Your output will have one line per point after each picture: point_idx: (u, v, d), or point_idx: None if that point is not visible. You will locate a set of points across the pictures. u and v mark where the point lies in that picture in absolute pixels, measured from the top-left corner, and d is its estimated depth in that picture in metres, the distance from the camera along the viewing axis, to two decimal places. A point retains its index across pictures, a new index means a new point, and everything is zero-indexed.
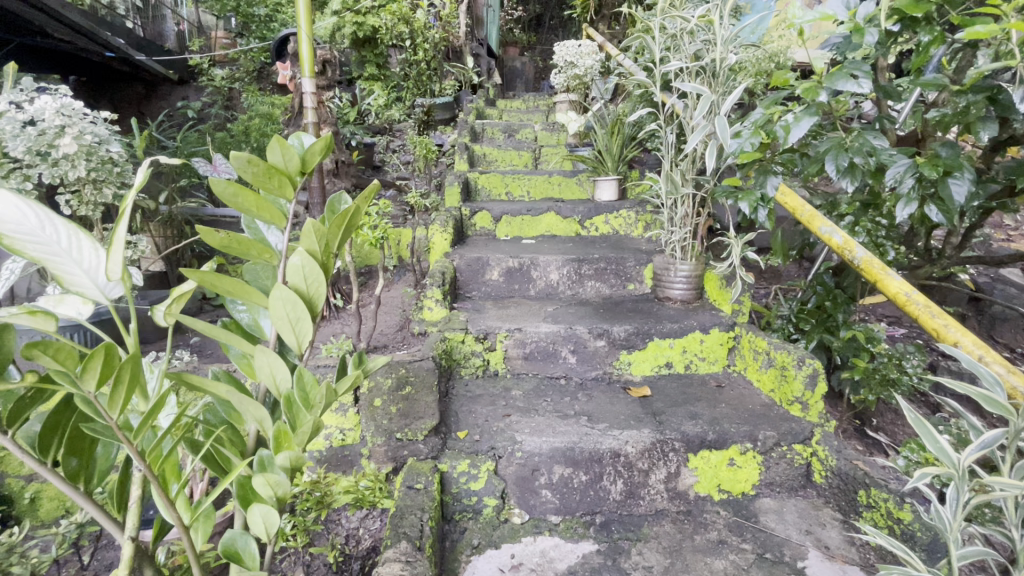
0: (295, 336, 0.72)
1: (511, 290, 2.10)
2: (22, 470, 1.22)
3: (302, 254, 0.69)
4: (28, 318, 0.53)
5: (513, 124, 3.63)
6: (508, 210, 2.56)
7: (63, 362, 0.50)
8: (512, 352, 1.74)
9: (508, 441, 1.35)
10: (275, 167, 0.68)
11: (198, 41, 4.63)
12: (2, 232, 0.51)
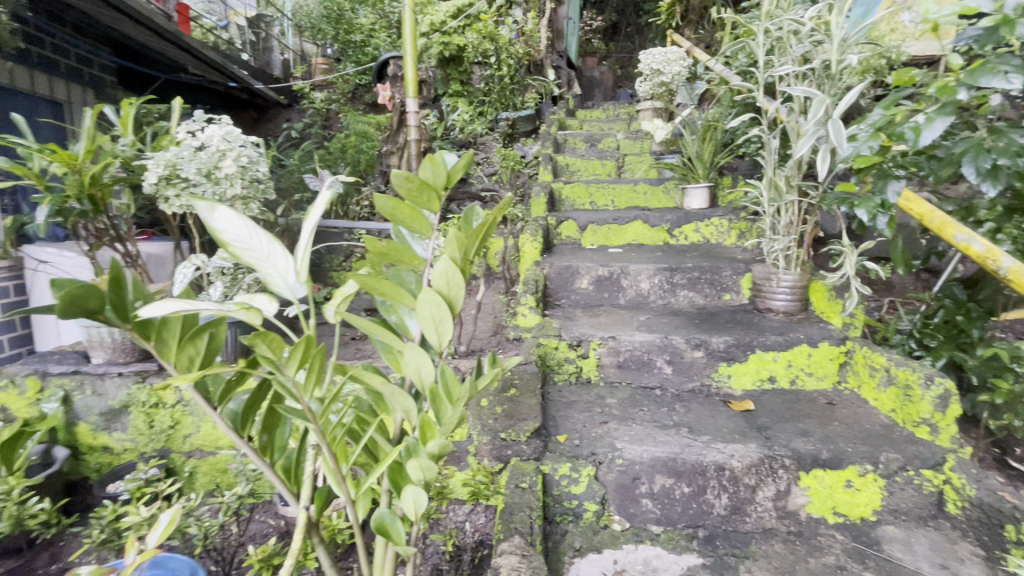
0: (438, 335, 0.79)
1: (601, 298, 2.10)
2: (183, 447, 1.42)
3: (447, 261, 0.76)
4: (241, 312, 0.64)
5: (596, 133, 3.62)
6: (595, 219, 2.56)
7: (274, 351, 0.60)
8: (605, 360, 1.74)
9: (608, 448, 1.36)
10: (426, 182, 0.75)
11: (300, 68, 5.04)
12: (225, 241, 0.64)
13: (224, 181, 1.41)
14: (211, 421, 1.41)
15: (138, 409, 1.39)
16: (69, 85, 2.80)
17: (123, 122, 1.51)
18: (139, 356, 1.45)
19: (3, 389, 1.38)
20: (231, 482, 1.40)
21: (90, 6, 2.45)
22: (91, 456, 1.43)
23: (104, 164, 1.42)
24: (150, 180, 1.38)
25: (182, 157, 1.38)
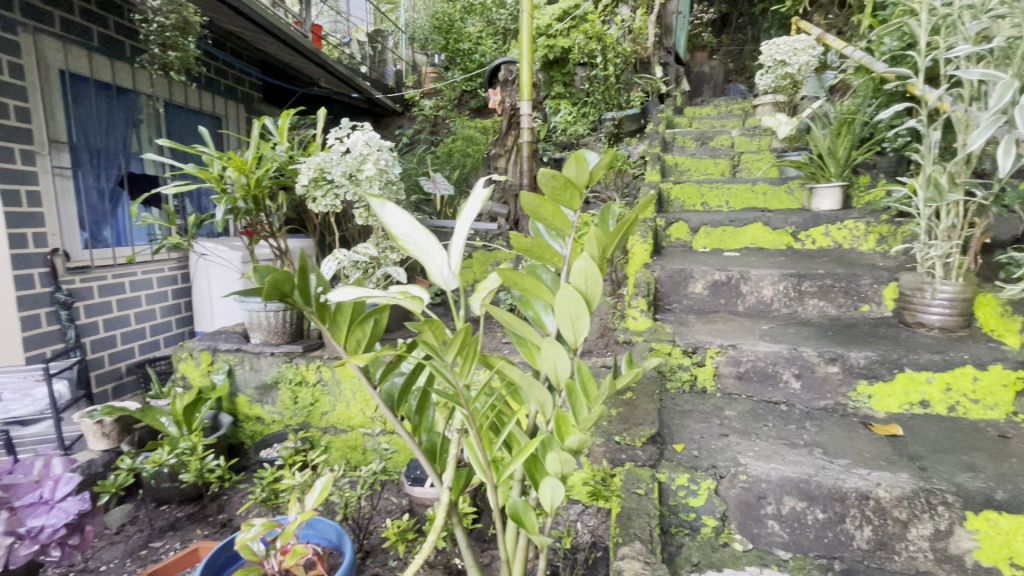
0: (573, 333, 0.79)
1: (717, 305, 1.99)
2: (321, 424, 1.58)
3: (587, 258, 0.76)
4: (404, 300, 0.69)
5: (708, 131, 3.43)
6: (708, 220, 2.43)
7: (436, 338, 0.66)
8: (723, 370, 1.64)
9: (731, 462, 1.29)
10: (570, 180, 0.76)
11: (412, 77, 5.34)
12: (396, 236, 0.71)
13: (364, 182, 1.54)
14: (345, 401, 1.55)
15: (285, 386, 1.57)
16: (226, 103, 3.24)
17: (280, 131, 1.70)
18: (288, 338, 1.62)
19: (184, 361, 1.62)
20: (364, 460, 1.55)
21: (247, 31, 2.79)
22: (247, 424, 1.63)
23: (267, 168, 1.61)
24: (302, 182, 1.54)
25: (329, 161, 1.54)
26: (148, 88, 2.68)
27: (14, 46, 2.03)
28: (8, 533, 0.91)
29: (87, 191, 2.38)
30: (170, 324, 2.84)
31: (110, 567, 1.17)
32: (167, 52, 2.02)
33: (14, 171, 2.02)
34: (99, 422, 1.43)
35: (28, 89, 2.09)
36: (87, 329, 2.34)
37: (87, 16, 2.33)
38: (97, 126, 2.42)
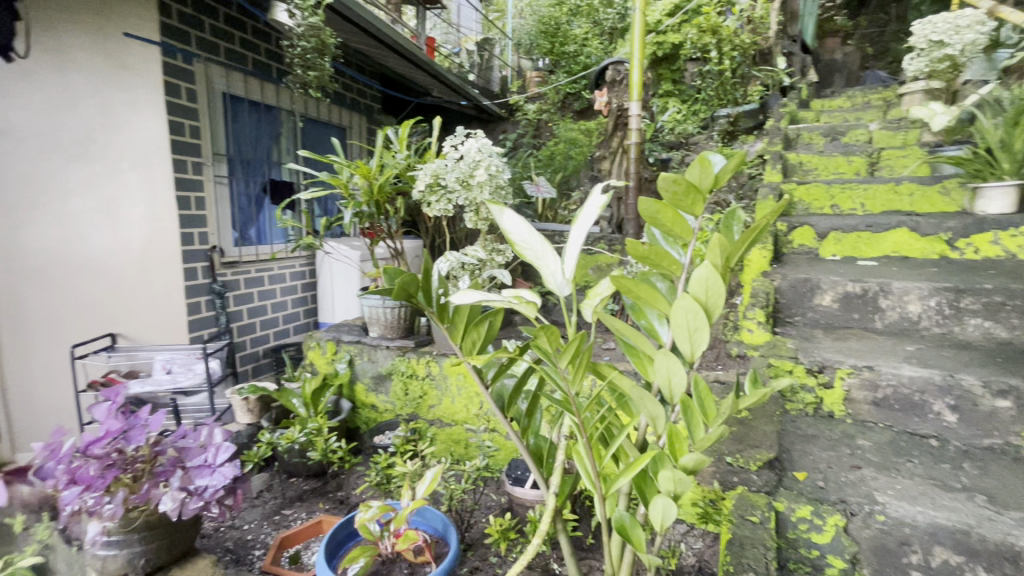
0: (690, 345, 0.75)
1: (849, 320, 1.79)
2: (428, 416, 1.67)
3: (708, 266, 0.71)
4: (519, 304, 0.71)
5: (840, 125, 3.08)
6: (840, 225, 2.18)
7: (550, 344, 0.66)
8: (856, 395, 1.46)
9: (865, 499, 1.15)
10: (692, 184, 0.72)
11: (517, 83, 5.42)
12: (513, 242, 0.73)
13: (476, 188, 1.60)
14: (450, 396, 1.62)
15: (398, 377, 1.68)
16: (351, 115, 3.55)
17: (400, 140, 1.82)
18: (401, 334, 1.73)
19: (313, 349, 1.80)
20: (467, 455, 1.60)
21: (371, 49, 3.03)
22: (363, 411, 1.77)
23: (388, 175, 1.74)
24: (418, 188, 1.63)
25: (444, 168, 1.62)
26: (288, 104, 3.02)
27: (190, 74, 2.40)
28: (181, 488, 1.05)
29: (239, 197, 2.74)
30: (298, 314, 3.17)
31: (250, 526, 1.33)
32: (307, 72, 2.26)
33: (186, 180, 2.40)
34: (245, 399, 1.64)
35: (199, 110, 2.45)
36: (234, 316, 2.70)
37: (244, 45, 2.69)
38: (248, 139, 2.78)
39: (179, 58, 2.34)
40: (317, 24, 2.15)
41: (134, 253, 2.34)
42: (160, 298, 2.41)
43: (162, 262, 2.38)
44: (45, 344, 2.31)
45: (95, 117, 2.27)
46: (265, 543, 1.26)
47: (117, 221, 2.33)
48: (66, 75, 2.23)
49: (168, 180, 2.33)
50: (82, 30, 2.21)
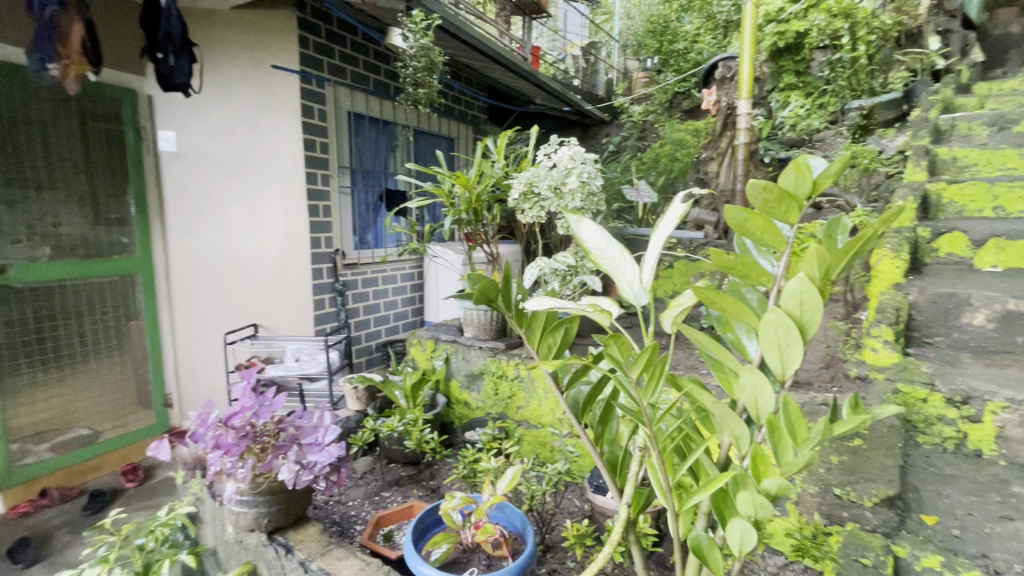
0: (781, 363, 0.70)
1: (1009, 344, 1.51)
2: (516, 416, 1.72)
3: (803, 279, 0.66)
4: (594, 312, 0.72)
5: (1012, 110, 2.58)
6: (1002, 231, 1.85)
7: (622, 353, 0.66)
8: (1012, 433, 1.24)
9: (1016, 557, 1.01)
10: (786, 191, 0.68)
11: (622, 85, 5.30)
12: (589, 251, 0.75)
13: (568, 195, 1.62)
14: (538, 399, 1.65)
15: (489, 377, 1.75)
16: (458, 126, 3.75)
17: (499, 150, 1.89)
18: (494, 335, 1.81)
19: (414, 345, 1.94)
20: (551, 458, 1.62)
21: (478, 62, 3.18)
22: (457, 406, 1.86)
23: (486, 184, 1.82)
24: (513, 196, 1.69)
25: (538, 176, 1.66)
26: (403, 119, 3.28)
27: (322, 96, 2.72)
28: (296, 461, 1.10)
29: (359, 205, 3.03)
30: (407, 312, 3.42)
31: (354, 503, 1.45)
32: (418, 89, 2.44)
33: (317, 190, 2.72)
34: (355, 387, 1.81)
35: (328, 128, 2.76)
36: (352, 312, 3.00)
37: (367, 67, 2.98)
38: (368, 152, 3.07)
39: (313, 83, 2.66)
40: (427, 45, 2.31)
41: (273, 255, 2.73)
42: (291, 295, 2.75)
43: (295, 263, 2.72)
44: (205, 328, 2.90)
45: (248, 139, 2.68)
46: (365, 520, 1.37)
47: (265, 227, 2.73)
48: (226, 105, 2.67)
49: (303, 191, 2.66)
50: (239, 63, 2.61)
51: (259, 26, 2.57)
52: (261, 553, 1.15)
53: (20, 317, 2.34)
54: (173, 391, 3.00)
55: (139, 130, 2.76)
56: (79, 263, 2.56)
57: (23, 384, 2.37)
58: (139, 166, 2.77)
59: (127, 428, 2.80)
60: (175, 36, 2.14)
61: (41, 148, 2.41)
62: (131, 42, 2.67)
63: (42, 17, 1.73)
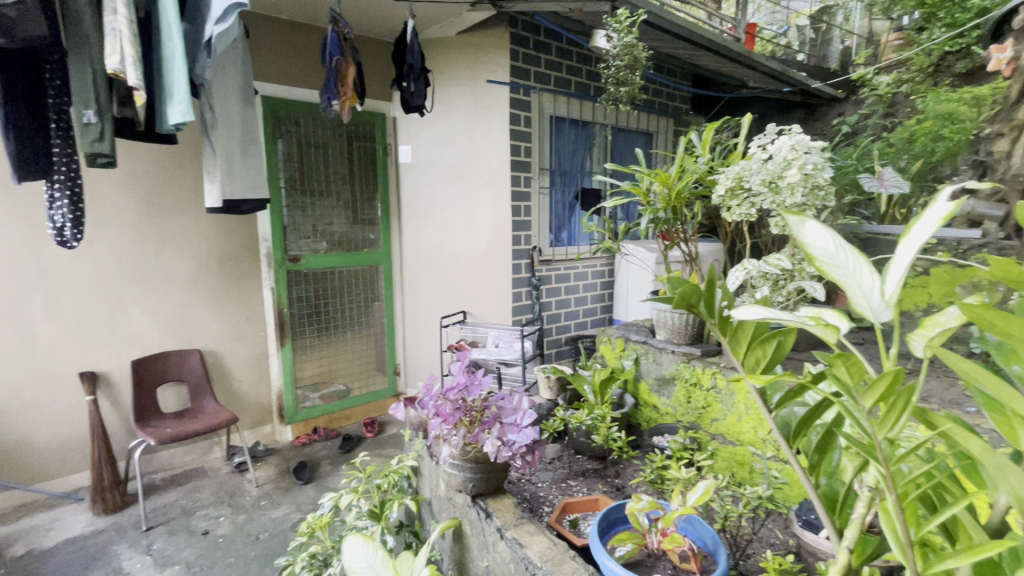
0: None
1: None
2: (710, 430, 1.62)
3: None
4: (818, 328, 0.63)
5: None
6: None
7: (852, 376, 0.59)
8: None
9: None
10: None
11: (866, 52, 4.36)
12: (816, 258, 0.66)
13: (785, 190, 1.45)
14: (737, 413, 1.53)
15: (682, 383, 1.68)
16: (658, 119, 3.63)
17: (704, 144, 1.76)
18: (689, 341, 1.72)
19: (604, 343, 1.97)
20: (753, 481, 1.49)
21: (681, 51, 3.01)
22: (646, 409, 1.82)
23: (688, 180, 1.72)
24: (719, 192, 1.57)
25: (749, 170, 1.52)
26: (602, 118, 3.32)
27: (528, 103, 2.93)
28: (498, 437, 1.21)
29: (556, 204, 3.19)
30: (596, 309, 3.46)
31: (542, 486, 1.53)
32: (620, 87, 2.43)
33: (519, 192, 2.96)
34: (548, 376, 1.92)
35: (532, 132, 2.97)
36: (545, 306, 3.17)
37: (570, 71, 3.09)
38: (567, 153, 3.20)
39: (521, 92, 2.88)
40: (631, 42, 2.28)
41: (481, 250, 3.07)
42: (494, 286, 3.05)
43: (498, 258, 3.01)
44: (427, 311, 3.42)
45: (465, 148, 3.04)
46: (552, 502, 1.43)
47: (475, 226, 3.07)
48: (449, 120, 3.07)
49: (508, 193, 2.92)
50: (461, 81, 2.98)
51: (478, 46, 2.89)
52: (466, 512, 1.31)
53: (307, 294, 3.14)
54: (401, 362, 3.62)
55: (386, 147, 3.37)
56: (343, 255, 3.27)
57: (307, 344, 3.18)
58: (385, 176, 3.39)
59: (370, 388, 3.49)
60: (416, 66, 2.53)
61: (323, 166, 3.14)
62: (385, 74, 3.27)
63: (330, 65, 2.25)
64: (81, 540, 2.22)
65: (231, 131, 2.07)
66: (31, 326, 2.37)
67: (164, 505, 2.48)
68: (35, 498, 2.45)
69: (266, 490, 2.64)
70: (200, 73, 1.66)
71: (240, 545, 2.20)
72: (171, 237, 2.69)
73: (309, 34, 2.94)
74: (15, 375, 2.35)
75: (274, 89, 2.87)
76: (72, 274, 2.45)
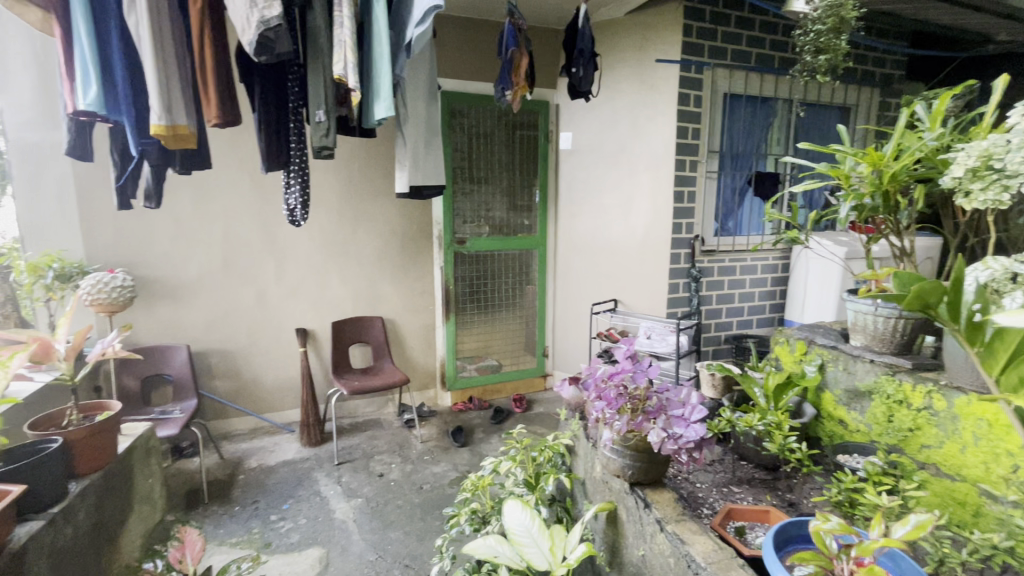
0: None
1: None
2: (918, 456, 1.37)
3: None
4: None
5: None
6: None
7: None
8: None
9: None
10: None
11: None
12: None
13: None
14: (960, 443, 1.27)
15: (881, 400, 1.45)
16: (860, 90, 3.07)
17: (934, 115, 1.45)
18: (896, 349, 1.47)
19: (781, 345, 1.78)
20: (977, 526, 1.23)
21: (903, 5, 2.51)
22: (829, 422, 1.61)
23: (908, 161, 1.43)
24: (953, 174, 1.31)
25: (1004, 145, 1.23)
26: (788, 93, 2.94)
27: (700, 82, 2.73)
28: (664, 429, 1.19)
29: (725, 189, 2.93)
30: (764, 307, 3.12)
31: (702, 487, 1.44)
32: (818, 56, 2.13)
33: (684, 176, 2.79)
34: (712, 373, 1.82)
35: (703, 113, 2.77)
36: (705, 300, 2.96)
37: (751, 42, 2.80)
38: (741, 134, 2.91)
39: (693, 70, 2.70)
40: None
41: (638, 237, 2.98)
42: (650, 276, 2.95)
43: (656, 246, 2.90)
44: (579, 298, 3.45)
45: (627, 132, 2.97)
46: (712, 506, 1.35)
47: (634, 213, 2.99)
48: (612, 103, 3.02)
49: (671, 178, 2.78)
50: (627, 63, 2.89)
51: (648, 25, 2.77)
52: (623, 498, 1.32)
53: (469, 274, 3.40)
54: (550, 345, 3.72)
55: (547, 134, 3.44)
56: (505, 238, 3.46)
57: (468, 320, 3.46)
58: (545, 163, 3.48)
59: (521, 366, 3.67)
60: (586, 51, 2.53)
61: (489, 155, 3.34)
62: (553, 62, 3.33)
63: (505, 57, 2.36)
64: (294, 463, 2.75)
65: (418, 124, 2.30)
66: (266, 289, 2.98)
67: (350, 446, 2.95)
68: (264, 425, 3.10)
69: (429, 447, 2.96)
70: (400, 72, 1.88)
71: (407, 491, 2.51)
72: (365, 219, 3.12)
73: (486, 30, 3.13)
74: (255, 326, 2.99)
75: (452, 83, 3.13)
76: (294, 248, 3.00)
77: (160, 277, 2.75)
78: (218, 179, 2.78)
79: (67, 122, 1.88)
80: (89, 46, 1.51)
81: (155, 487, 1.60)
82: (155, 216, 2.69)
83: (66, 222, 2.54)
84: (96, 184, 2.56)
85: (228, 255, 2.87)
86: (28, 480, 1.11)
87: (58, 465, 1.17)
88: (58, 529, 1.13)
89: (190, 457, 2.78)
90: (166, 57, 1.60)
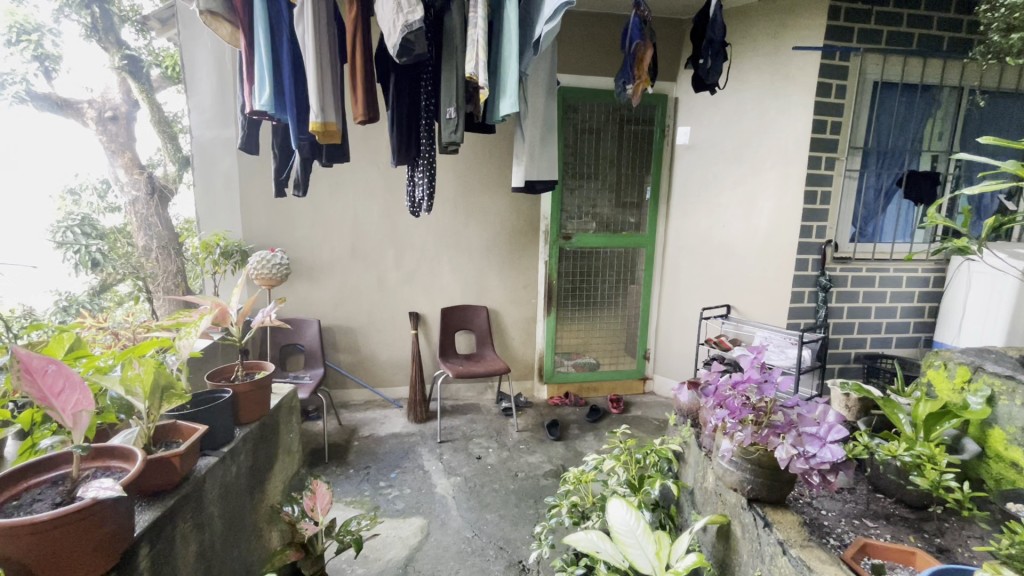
0: None
1: None
2: None
3: None
4: None
5: None
6: None
7: None
8: None
9: None
10: None
11: None
12: None
13: None
14: None
15: None
16: None
17: None
18: None
19: (935, 368, 1.57)
20: None
21: None
22: (996, 464, 1.39)
23: None
24: None
25: None
26: (957, 79, 2.53)
27: (846, 70, 2.46)
28: (794, 446, 1.10)
29: (867, 190, 2.61)
30: (908, 325, 2.74)
31: (829, 515, 1.32)
32: (1009, 35, 1.82)
33: (819, 175, 2.53)
34: (846, 395, 1.65)
35: (846, 104, 2.49)
36: (834, 312, 2.67)
37: (913, 22, 2.46)
38: (893, 127, 2.57)
39: (837, 57, 2.44)
40: None
41: (759, 240, 2.78)
42: (770, 282, 2.74)
43: (779, 250, 2.68)
44: (687, 301, 3.31)
45: (754, 126, 2.76)
46: (843, 538, 1.22)
47: (754, 214, 2.80)
48: (739, 95, 2.82)
49: (803, 176, 2.54)
50: (760, 53, 2.69)
51: (787, 9, 2.55)
52: (739, 513, 1.26)
53: (573, 270, 3.40)
54: (652, 348, 3.60)
55: (664, 128, 3.31)
56: (612, 236, 3.40)
57: (569, 316, 3.47)
58: (659, 159, 3.35)
59: (620, 366, 3.60)
60: (716, 40, 2.37)
61: (601, 149, 3.30)
62: (677, 53, 3.20)
63: (629, 50, 2.31)
64: (402, 436, 2.97)
65: (538, 120, 2.34)
66: (386, 274, 3.23)
67: (451, 426, 3.10)
68: (377, 398, 3.38)
69: (526, 436, 3.02)
70: (526, 69, 1.92)
71: (503, 476, 2.59)
72: (477, 211, 3.25)
73: (609, 23, 3.09)
74: (376, 307, 3.26)
75: (570, 79, 3.15)
76: (412, 238, 3.22)
77: (300, 258, 3.10)
78: (352, 172, 3.06)
79: (240, 121, 2.19)
80: (266, 54, 1.73)
81: (294, 442, 1.82)
82: (299, 204, 3.04)
83: (230, 207, 2.96)
84: (255, 174, 2.95)
85: (356, 241, 3.16)
86: (207, 422, 1.32)
87: (227, 413, 1.38)
88: (227, 467, 1.33)
89: (315, 420, 3.12)
90: (323, 60, 1.79)
